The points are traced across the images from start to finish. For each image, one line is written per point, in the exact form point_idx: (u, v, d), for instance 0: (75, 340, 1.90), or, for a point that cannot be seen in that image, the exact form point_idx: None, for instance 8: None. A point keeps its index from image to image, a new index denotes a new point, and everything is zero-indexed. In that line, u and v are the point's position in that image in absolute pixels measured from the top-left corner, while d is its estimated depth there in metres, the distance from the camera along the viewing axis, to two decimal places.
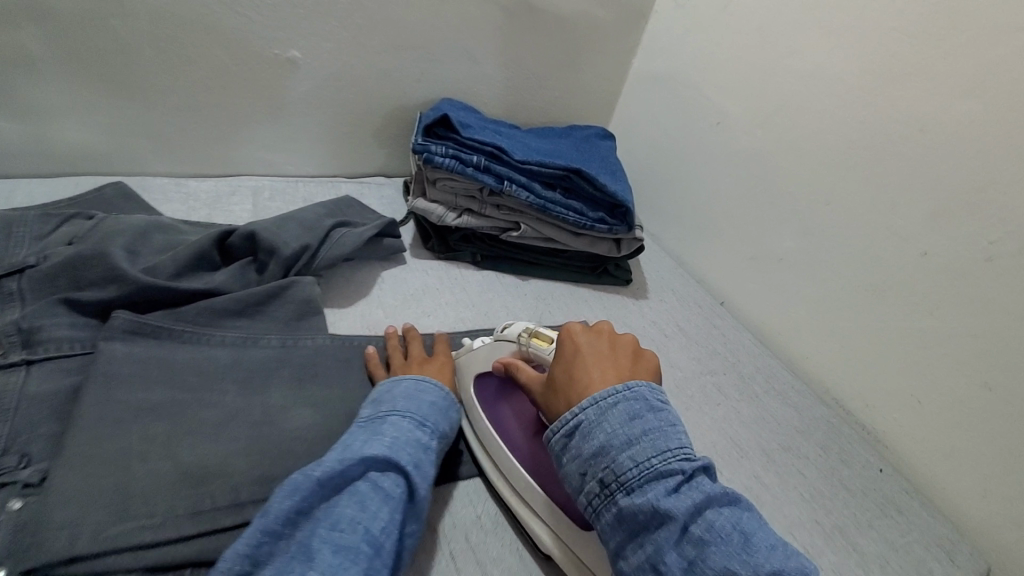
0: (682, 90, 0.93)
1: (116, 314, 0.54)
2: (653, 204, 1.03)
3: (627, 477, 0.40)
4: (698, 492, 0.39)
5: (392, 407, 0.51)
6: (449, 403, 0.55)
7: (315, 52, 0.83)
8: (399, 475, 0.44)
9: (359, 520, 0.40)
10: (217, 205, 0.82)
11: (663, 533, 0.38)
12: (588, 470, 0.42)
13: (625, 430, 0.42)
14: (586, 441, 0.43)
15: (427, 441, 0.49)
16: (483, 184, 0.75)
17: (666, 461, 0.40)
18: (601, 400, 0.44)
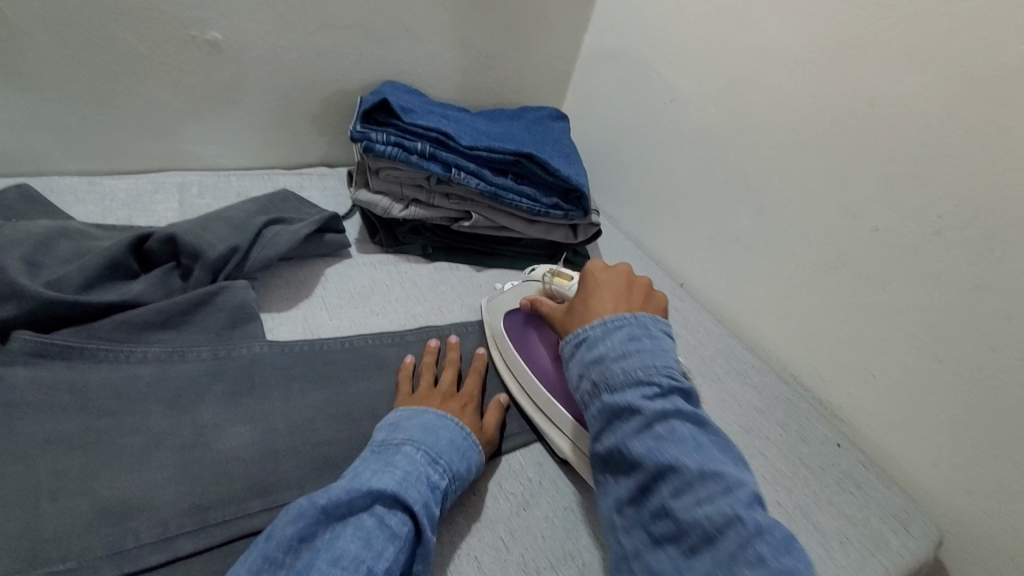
0: (635, 68, 0.91)
1: (16, 335, 0.48)
2: (610, 186, 1.00)
3: (613, 380, 0.49)
4: (672, 403, 0.47)
5: (408, 436, 0.48)
6: (467, 442, 0.51)
7: (240, 33, 0.76)
8: (408, 514, 0.42)
9: (362, 560, 0.38)
10: (139, 204, 0.75)
11: (634, 425, 0.47)
12: (586, 371, 0.52)
13: (623, 347, 0.51)
14: (590, 352, 0.52)
15: (438, 478, 0.46)
16: (429, 172, 0.71)
17: (650, 374, 0.48)
18: (608, 323, 0.53)
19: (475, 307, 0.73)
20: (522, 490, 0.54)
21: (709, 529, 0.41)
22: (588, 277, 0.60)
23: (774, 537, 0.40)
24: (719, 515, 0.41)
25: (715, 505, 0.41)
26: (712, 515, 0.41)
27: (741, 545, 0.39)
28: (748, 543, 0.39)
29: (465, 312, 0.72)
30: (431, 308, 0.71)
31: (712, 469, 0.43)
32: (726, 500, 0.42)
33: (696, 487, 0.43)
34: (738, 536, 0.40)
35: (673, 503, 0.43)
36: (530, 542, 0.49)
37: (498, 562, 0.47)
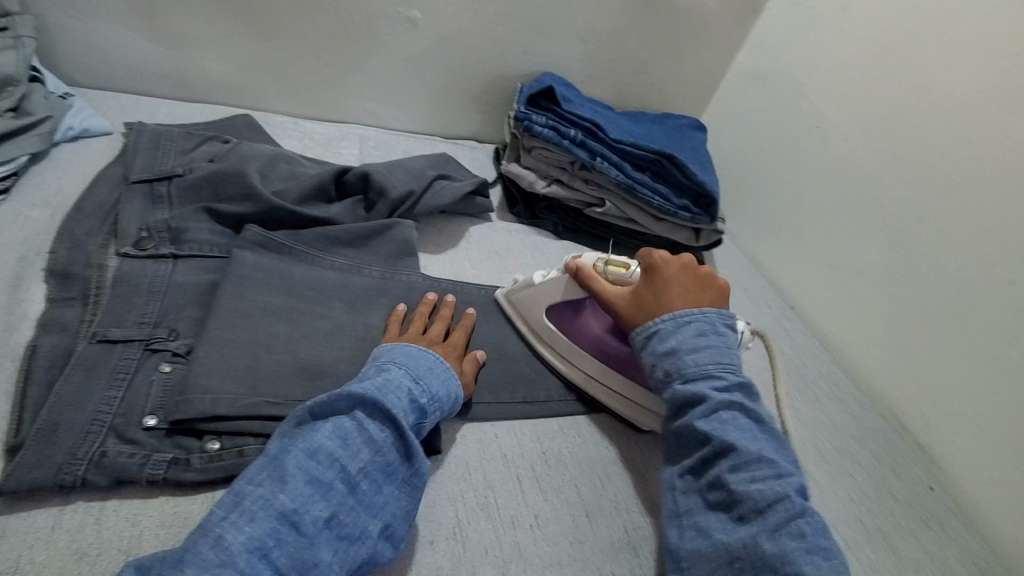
0: (784, 92, 0.93)
1: (249, 227, 0.62)
2: (737, 202, 1.04)
3: (686, 369, 0.53)
4: (736, 396, 0.52)
5: (390, 360, 0.51)
6: (449, 373, 0.53)
7: (434, 14, 0.87)
8: (385, 421, 0.45)
9: (337, 457, 0.42)
10: (329, 147, 0.90)
11: (702, 408, 0.51)
12: (658, 359, 0.55)
13: (695, 340, 0.55)
14: (662, 342, 0.55)
15: (418, 397, 0.49)
16: (576, 157, 0.79)
17: (719, 369, 0.53)
18: (679, 316, 0.56)
19: None
20: (621, 443, 0.60)
21: (759, 501, 0.45)
22: (654, 268, 0.60)
23: (816, 519, 0.44)
24: (770, 491, 0.45)
25: (766, 483, 0.46)
26: (763, 489, 0.45)
27: (787, 519, 0.43)
28: (793, 518, 0.43)
29: None
30: None
31: (767, 457, 0.48)
32: (777, 482, 0.46)
33: (752, 467, 0.47)
34: (785, 511, 0.44)
35: (727, 475, 0.47)
36: (623, 486, 0.55)
37: (595, 494, 0.54)
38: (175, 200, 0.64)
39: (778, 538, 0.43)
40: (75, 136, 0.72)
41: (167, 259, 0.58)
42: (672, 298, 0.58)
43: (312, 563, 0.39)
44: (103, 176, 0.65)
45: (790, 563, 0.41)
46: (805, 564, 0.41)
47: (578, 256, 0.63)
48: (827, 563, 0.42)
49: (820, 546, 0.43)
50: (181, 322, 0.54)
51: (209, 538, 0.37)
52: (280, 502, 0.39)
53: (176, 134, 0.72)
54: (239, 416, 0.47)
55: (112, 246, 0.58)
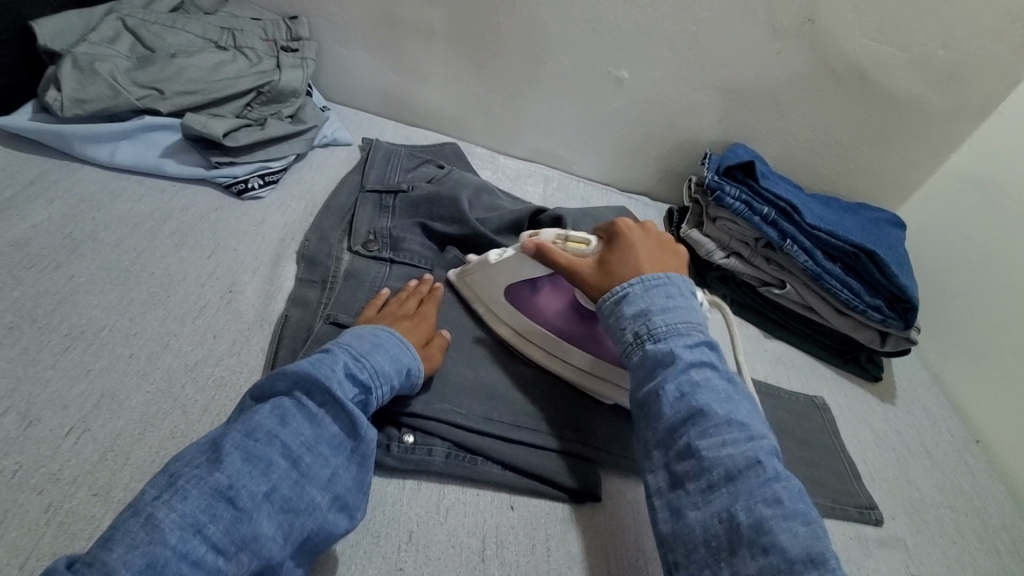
0: (1007, 202, 0.84)
1: (449, 249, 0.70)
2: (930, 311, 0.94)
3: (657, 332, 0.51)
4: (706, 355, 0.50)
5: (335, 341, 0.52)
6: (401, 348, 0.53)
7: (640, 76, 0.92)
8: (326, 397, 0.46)
9: (273, 433, 0.43)
10: (517, 182, 0.98)
11: (671, 371, 0.49)
12: (628, 324, 0.53)
13: (663, 302, 0.53)
14: (630, 305, 0.53)
15: (360, 371, 0.49)
16: (764, 235, 0.77)
17: (689, 330, 0.51)
18: (647, 281, 0.55)
19: (757, 367, 0.77)
20: None
21: (732, 469, 0.43)
22: (620, 240, 0.59)
23: (791, 484, 0.43)
24: (742, 457, 0.44)
25: (738, 449, 0.44)
26: (734, 456, 0.44)
27: (761, 484, 0.42)
28: (766, 484, 0.42)
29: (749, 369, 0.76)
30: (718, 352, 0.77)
31: (737, 419, 0.46)
32: (748, 445, 0.45)
33: (724, 432, 0.45)
34: (757, 477, 0.43)
35: (697, 441, 0.45)
36: None
37: None
38: (397, 211, 0.74)
39: (753, 508, 0.41)
40: (326, 144, 0.86)
41: (386, 262, 0.67)
42: (646, 263, 0.57)
43: (253, 537, 0.39)
44: (345, 182, 0.77)
45: (765, 535, 0.40)
46: (781, 534, 0.40)
47: (535, 233, 0.59)
48: (804, 529, 0.40)
49: (796, 512, 0.41)
50: None
51: (141, 517, 0.37)
52: (214, 480, 0.39)
53: (404, 154, 0.83)
54: (430, 417, 0.53)
55: (346, 243, 0.68)
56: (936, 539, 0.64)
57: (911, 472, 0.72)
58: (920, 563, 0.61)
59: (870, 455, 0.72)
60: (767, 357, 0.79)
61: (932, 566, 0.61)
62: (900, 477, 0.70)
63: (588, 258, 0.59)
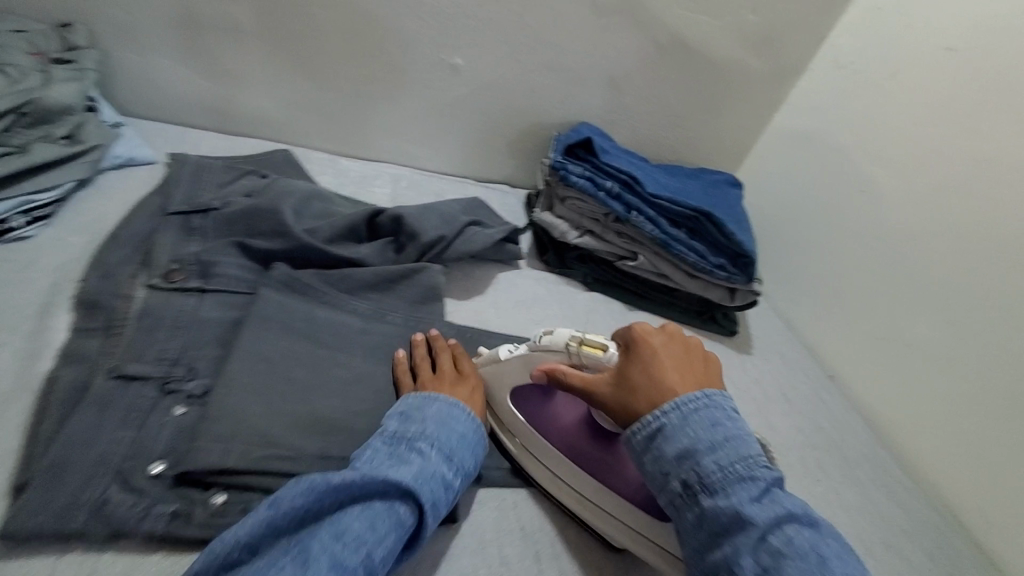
0: (826, 152, 0.91)
1: (276, 265, 0.62)
2: (774, 261, 1.00)
3: (711, 480, 0.44)
4: (778, 504, 0.42)
5: (422, 431, 0.50)
6: (476, 440, 0.53)
7: (476, 61, 0.89)
8: (417, 508, 0.44)
9: (363, 541, 0.41)
10: (363, 185, 0.91)
11: (742, 536, 0.41)
12: (672, 470, 0.46)
13: (708, 436, 0.46)
14: (670, 444, 0.46)
15: (450, 477, 0.48)
16: (610, 209, 0.77)
17: (746, 468, 0.44)
18: (684, 406, 0.47)
19: None
20: None
21: None
22: (640, 343, 0.53)
23: None
24: None
25: None
26: None
27: None
28: None
29: None
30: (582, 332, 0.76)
31: None
32: None
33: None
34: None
35: None
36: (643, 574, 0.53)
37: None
38: (208, 232, 0.64)
39: None
40: (121, 165, 0.74)
41: (193, 292, 0.58)
42: (671, 376, 0.50)
43: None
44: (143, 205, 0.66)
45: None
46: None
47: (550, 337, 0.56)
48: None
49: None
50: (201, 360, 0.53)
51: None
52: None
53: (216, 166, 0.73)
54: (249, 470, 0.46)
55: (141, 277, 0.58)
56: (799, 480, 0.68)
57: (772, 419, 0.75)
58: None
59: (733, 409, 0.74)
60: None
61: None
62: (762, 425, 0.73)
63: (604, 371, 0.53)
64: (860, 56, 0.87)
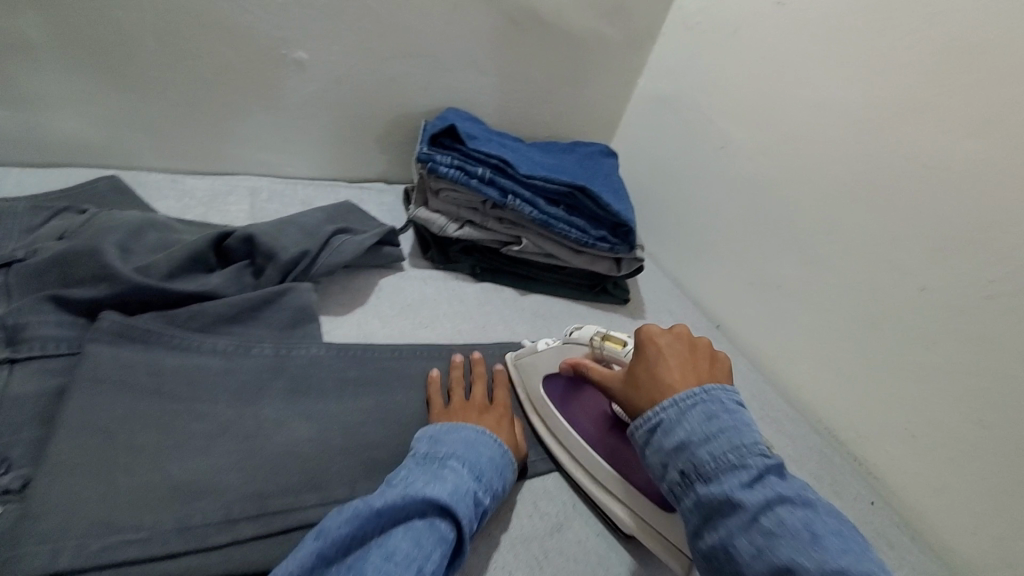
0: (686, 112, 0.95)
1: (104, 315, 0.52)
2: (654, 223, 1.03)
3: (705, 468, 0.42)
4: (772, 488, 0.40)
5: (453, 449, 0.49)
6: (505, 461, 0.51)
7: (322, 54, 0.82)
8: (455, 524, 0.42)
9: (412, 561, 0.39)
10: (214, 204, 0.81)
11: (735, 521, 0.40)
12: (668, 460, 0.44)
13: (703, 427, 0.44)
14: (667, 437, 0.45)
15: (482, 494, 0.46)
16: (486, 197, 0.75)
17: (742, 457, 0.42)
18: (680, 401, 0.46)
19: (517, 329, 0.76)
20: (556, 511, 0.55)
21: None
22: (645, 343, 0.52)
23: None
24: None
25: None
26: None
27: None
28: None
29: (509, 333, 0.74)
30: (475, 326, 0.73)
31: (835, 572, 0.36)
32: None
33: None
34: None
35: None
36: (564, 564, 0.50)
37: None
38: (14, 290, 0.54)
39: None
40: None
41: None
42: (672, 374, 0.49)
43: None
44: None
45: None
46: None
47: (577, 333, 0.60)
48: None
49: None
50: (15, 447, 0.45)
51: None
52: None
53: (17, 208, 0.62)
54: (87, 568, 0.38)
55: None
56: None
57: None
58: None
59: None
60: (526, 315, 0.79)
61: None
62: None
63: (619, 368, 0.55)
64: (702, 17, 0.91)
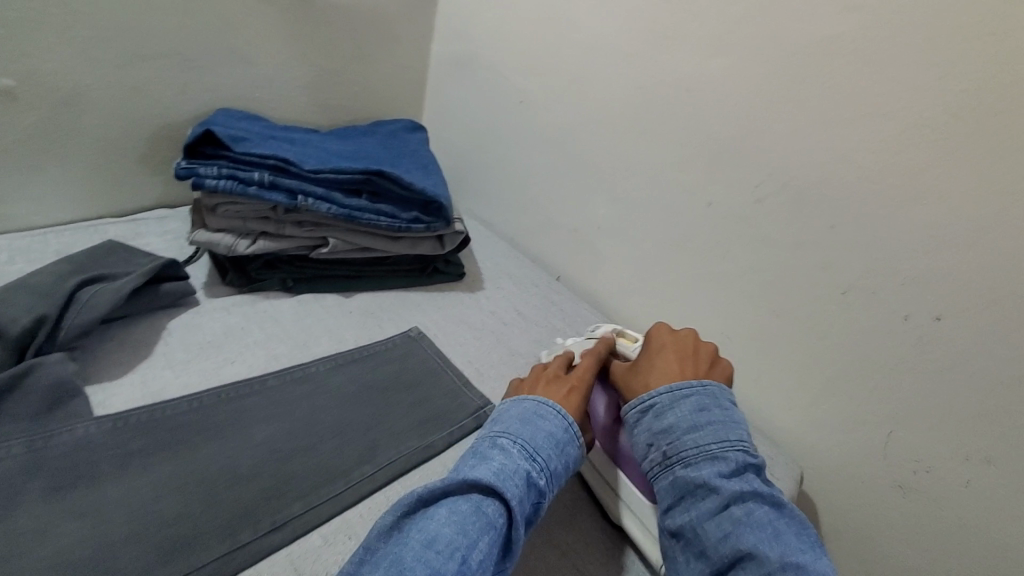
0: (481, 71, 0.93)
1: None
2: (477, 190, 1.01)
3: (687, 454, 0.49)
4: (747, 484, 0.46)
5: (506, 429, 0.49)
6: (567, 437, 0.51)
7: (33, 74, 0.66)
8: (503, 507, 0.42)
9: (457, 546, 0.38)
10: None
11: (709, 504, 0.46)
12: (655, 441, 0.51)
13: (693, 417, 0.51)
14: (659, 419, 0.52)
15: (535, 475, 0.46)
16: (272, 202, 0.67)
17: (724, 451, 0.48)
18: (675, 390, 0.53)
19: (346, 336, 0.70)
20: None
21: None
22: (651, 338, 0.60)
23: None
24: None
25: None
26: None
27: None
28: None
29: (336, 343, 0.68)
30: (295, 345, 0.66)
31: (791, 561, 0.42)
32: None
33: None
34: None
35: None
36: None
37: None
38: None
39: None
40: None
41: None
42: (669, 364, 0.56)
43: None
44: None
45: None
46: None
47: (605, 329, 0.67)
48: None
49: None
50: None
51: None
52: None
53: None
54: None
55: None
56: None
57: (512, 344, 0.76)
58: None
59: (476, 350, 0.73)
60: (354, 317, 0.73)
61: None
62: (503, 353, 0.73)
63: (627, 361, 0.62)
64: None
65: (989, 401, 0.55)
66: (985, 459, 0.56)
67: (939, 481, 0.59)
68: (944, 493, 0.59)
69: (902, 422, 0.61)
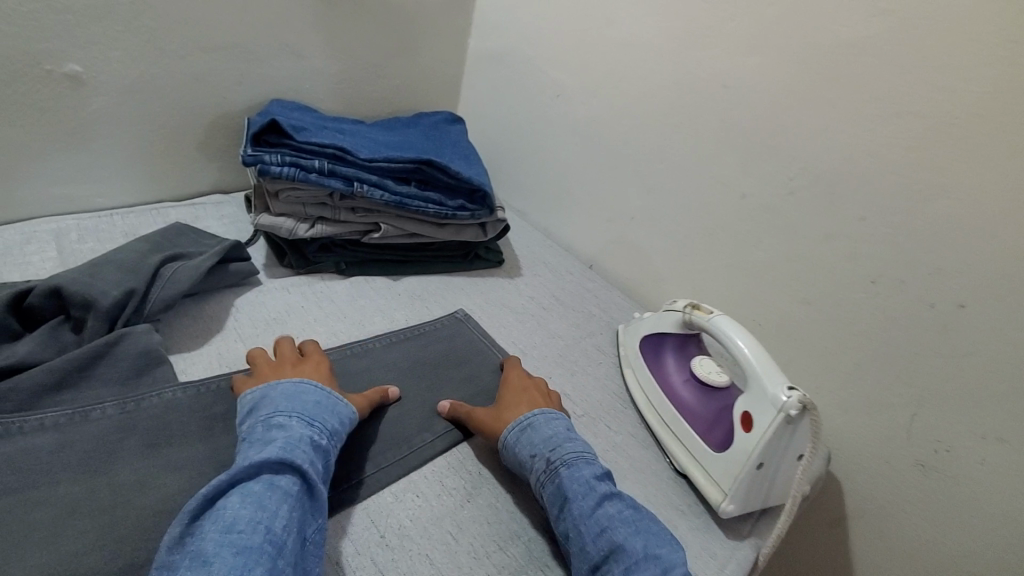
0: (516, 66, 0.96)
1: None
2: (511, 181, 1.05)
3: (565, 459, 0.51)
4: (612, 487, 0.50)
5: (273, 409, 0.49)
6: (335, 401, 0.53)
7: (103, 63, 0.70)
8: (297, 475, 0.44)
9: (258, 521, 0.40)
10: (10, 259, 0.67)
11: (587, 503, 0.48)
12: (537, 451, 0.52)
13: (563, 433, 0.54)
14: (536, 434, 0.53)
15: (319, 439, 0.48)
16: (331, 189, 0.71)
17: (593, 461, 0.52)
18: (547, 413, 0.57)
19: (397, 316, 0.74)
20: (463, 483, 0.55)
21: None
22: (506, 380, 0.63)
23: None
24: None
25: None
26: None
27: None
28: None
29: (388, 323, 0.73)
30: (351, 323, 0.71)
31: (652, 551, 0.45)
32: None
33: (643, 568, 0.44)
34: None
35: None
36: (478, 529, 0.50)
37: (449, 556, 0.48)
38: None
39: None
40: None
41: None
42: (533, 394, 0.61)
43: None
44: None
45: None
46: None
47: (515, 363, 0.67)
48: None
49: None
50: None
51: None
52: None
53: None
54: None
55: None
56: (585, 371, 0.73)
57: (551, 328, 0.80)
58: (578, 396, 0.69)
59: (518, 331, 0.77)
60: (403, 299, 0.77)
61: (589, 395, 0.69)
62: (544, 336, 0.77)
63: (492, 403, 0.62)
64: None
65: (1008, 383, 0.59)
66: (999, 438, 0.60)
67: (959, 459, 0.63)
68: (964, 471, 0.63)
69: (926, 405, 0.64)
